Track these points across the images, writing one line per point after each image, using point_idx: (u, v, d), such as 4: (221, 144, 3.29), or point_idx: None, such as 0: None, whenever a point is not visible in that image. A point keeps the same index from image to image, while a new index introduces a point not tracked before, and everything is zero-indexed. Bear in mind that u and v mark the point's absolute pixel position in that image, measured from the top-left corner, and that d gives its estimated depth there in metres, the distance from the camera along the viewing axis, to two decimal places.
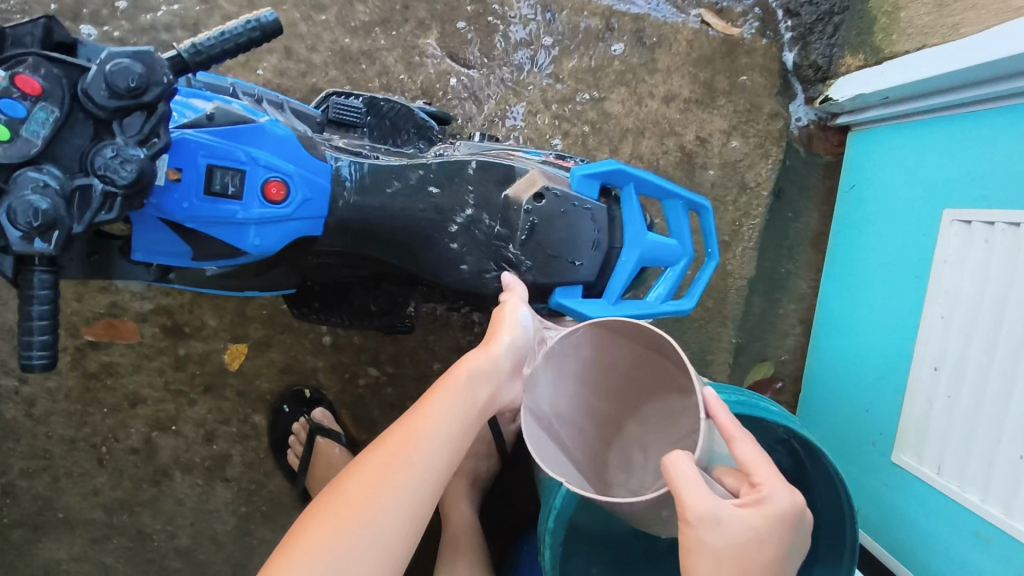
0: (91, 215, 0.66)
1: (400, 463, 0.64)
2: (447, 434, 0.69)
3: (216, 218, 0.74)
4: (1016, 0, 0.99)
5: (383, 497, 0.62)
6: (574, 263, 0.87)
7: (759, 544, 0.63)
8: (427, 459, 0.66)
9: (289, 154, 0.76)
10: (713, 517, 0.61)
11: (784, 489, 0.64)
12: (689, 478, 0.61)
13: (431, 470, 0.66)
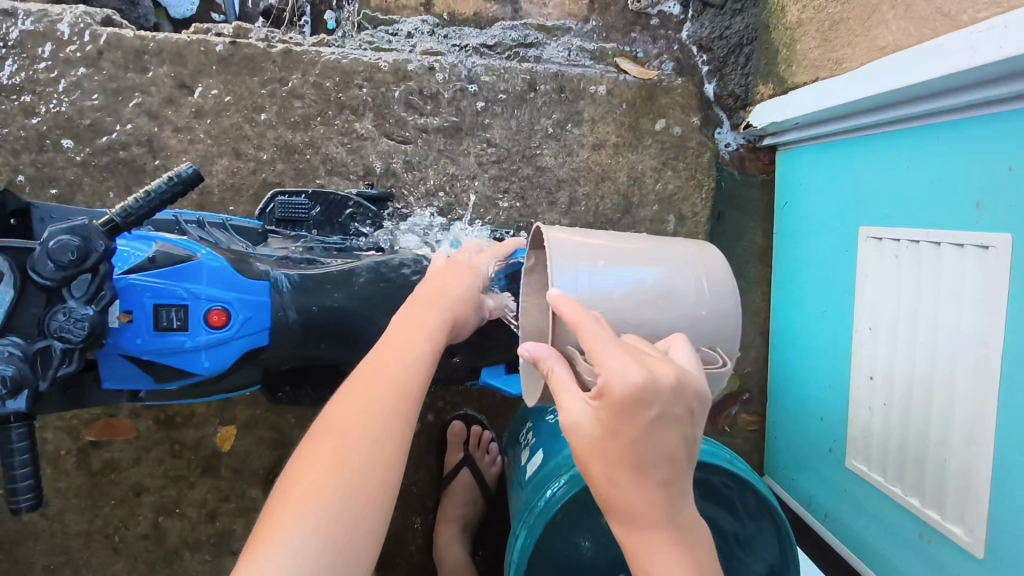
0: (54, 369, 0.75)
1: (374, 390, 0.72)
2: (418, 348, 0.79)
3: (166, 349, 0.83)
4: (880, 40, 1.08)
5: (374, 413, 0.70)
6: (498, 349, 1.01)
7: (614, 434, 0.62)
8: (401, 382, 0.74)
9: (227, 282, 0.85)
10: (568, 417, 0.65)
11: (622, 370, 0.61)
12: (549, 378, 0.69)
13: (410, 374, 0.76)
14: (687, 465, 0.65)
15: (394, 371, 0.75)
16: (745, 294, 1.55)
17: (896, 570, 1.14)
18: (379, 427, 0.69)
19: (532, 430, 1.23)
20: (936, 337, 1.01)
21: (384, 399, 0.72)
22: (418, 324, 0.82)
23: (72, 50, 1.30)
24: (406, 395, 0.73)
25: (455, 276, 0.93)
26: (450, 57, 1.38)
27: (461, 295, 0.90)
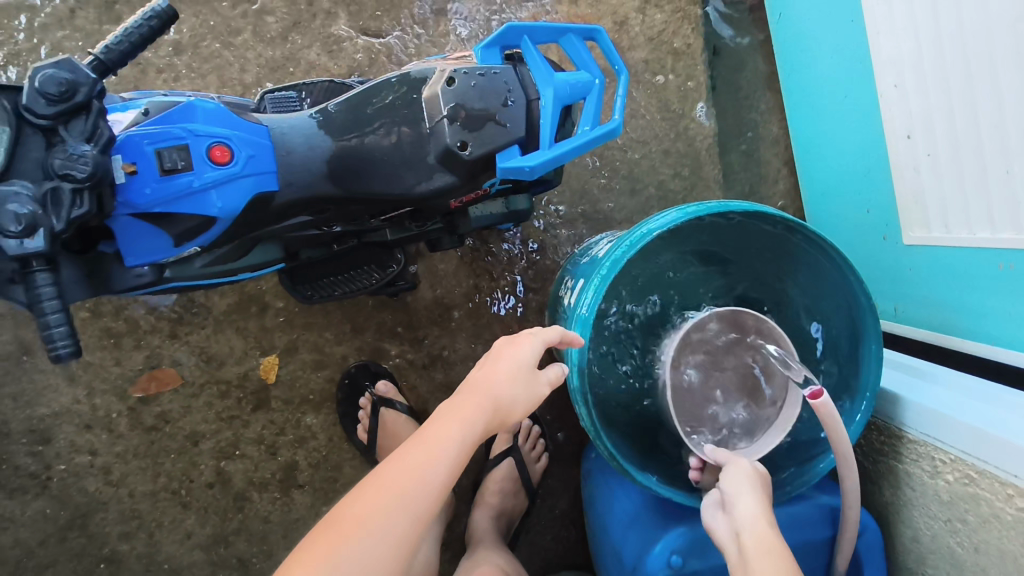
0: (67, 211, 0.73)
1: (387, 494, 0.71)
2: (443, 459, 0.76)
3: (176, 195, 0.81)
4: None
5: (365, 528, 0.69)
6: (506, 127, 0.83)
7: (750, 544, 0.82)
8: (414, 491, 0.72)
9: (222, 120, 0.83)
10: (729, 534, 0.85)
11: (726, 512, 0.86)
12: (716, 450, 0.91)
13: (419, 494, 0.72)
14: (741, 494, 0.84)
15: (408, 485, 0.72)
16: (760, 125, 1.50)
17: (981, 321, 1.05)
18: (376, 525, 0.69)
19: (567, 281, 1.19)
20: (966, 52, 0.96)
21: (395, 513, 0.70)
22: (449, 423, 0.78)
23: (47, 16, 1.33)
24: (424, 484, 0.73)
25: (508, 364, 0.85)
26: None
27: (509, 398, 0.83)
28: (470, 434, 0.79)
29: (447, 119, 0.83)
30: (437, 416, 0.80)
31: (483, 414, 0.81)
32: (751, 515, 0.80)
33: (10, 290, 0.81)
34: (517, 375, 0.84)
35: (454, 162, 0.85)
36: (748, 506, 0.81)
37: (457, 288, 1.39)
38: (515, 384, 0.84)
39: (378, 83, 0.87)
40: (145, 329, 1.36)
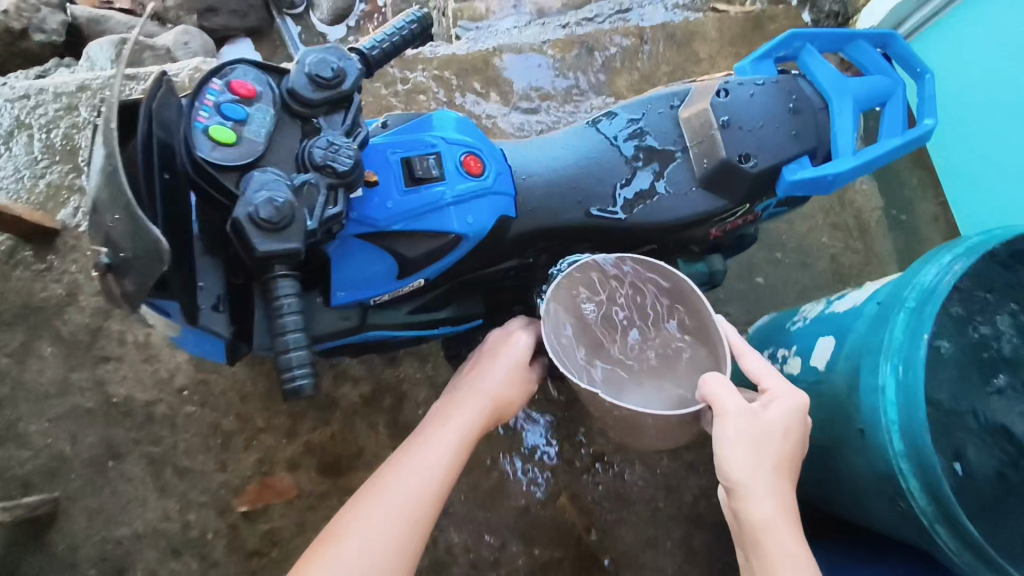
0: (320, 209, 0.58)
1: (394, 490, 0.68)
2: (437, 461, 0.72)
3: (424, 208, 0.67)
4: None
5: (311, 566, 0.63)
6: (795, 135, 0.72)
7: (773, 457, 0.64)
8: (400, 500, 0.68)
9: (468, 129, 0.72)
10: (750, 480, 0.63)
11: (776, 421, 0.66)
12: (712, 389, 0.66)
13: (403, 501, 0.68)
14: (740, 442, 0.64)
15: (406, 473, 0.70)
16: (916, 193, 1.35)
17: None
18: (377, 529, 0.66)
19: (778, 350, 1.02)
20: None
21: (376, 509, 0.67)
22: (451, 422, 0.76)
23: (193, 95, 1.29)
24: (422, 485, 0.70)
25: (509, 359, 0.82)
26: (556, 34, 1.39)
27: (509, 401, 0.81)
28: (470, 434, 0.76)
29: (722, 128, 0.73)
30: (433, 419, 0.77)
31: (477, 406, 0.77)
32: (745, 470, 0.63)
33: (209, 319, 0.62)
34: (504, 377, 0.80)
35: (729, 178, 0.74)
36: (741, 464, 0.63)
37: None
38: (513, 388, 0.82)
39: (619, 105, 0.80)
40: (260, 426, 1.16)
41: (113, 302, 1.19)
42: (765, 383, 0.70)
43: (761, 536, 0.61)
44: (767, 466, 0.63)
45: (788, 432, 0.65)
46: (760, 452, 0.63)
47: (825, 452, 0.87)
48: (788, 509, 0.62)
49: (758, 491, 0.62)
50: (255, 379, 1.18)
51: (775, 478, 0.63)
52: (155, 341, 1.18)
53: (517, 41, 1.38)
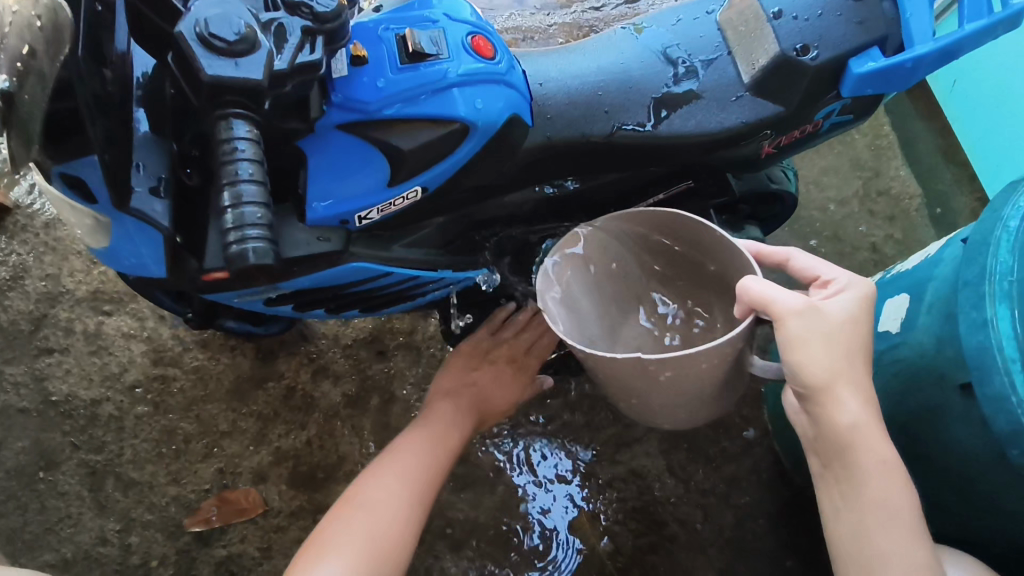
0: (292, 52, 0.46)
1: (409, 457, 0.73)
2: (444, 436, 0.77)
3: (423, 88, 0.55)
4: None
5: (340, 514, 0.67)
6: (860, 24, 0.61)
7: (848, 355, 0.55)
8: (416, 464, 0.73)
9: (475, 16, 0.61)
10: (828, 382, 0.54)
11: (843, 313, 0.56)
12: (762, 290, 0.55)
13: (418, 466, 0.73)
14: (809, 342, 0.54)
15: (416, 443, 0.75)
16: (939, 160, 1.23)
17: None
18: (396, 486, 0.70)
19: None
20: None
21: (396, 468, 0.72)
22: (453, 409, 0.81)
23: None
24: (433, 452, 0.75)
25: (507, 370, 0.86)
26: (562, 17, 1.34)
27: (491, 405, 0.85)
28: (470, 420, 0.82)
29: (774, 20, 0.62)
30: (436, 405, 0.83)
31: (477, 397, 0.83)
32: (825, 372, 0.54)
33: (146, 204, 0.50)
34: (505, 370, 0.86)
35: (785, 78, 0.62)
36: (820, 364, 0.54)
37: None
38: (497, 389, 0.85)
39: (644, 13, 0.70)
40: (223, 430, 0.98)
41: (62, 287, 1.05)
42: (820, 276, 0.60)
43: (849, 445, 0.55)
44: (841, 363, 0.54)
45: (858, 319, 0.56)
46: (837, 346, 0.54)
47: (916, 428, 0.71)
48: (871, 408, 0.55)
49: (840, 389, 0.54)
50: (219, 375, 1.01)
51: (852, 371, 0.55)
52: (106, 332, 1.03)
53: (526, 23, 1.34)
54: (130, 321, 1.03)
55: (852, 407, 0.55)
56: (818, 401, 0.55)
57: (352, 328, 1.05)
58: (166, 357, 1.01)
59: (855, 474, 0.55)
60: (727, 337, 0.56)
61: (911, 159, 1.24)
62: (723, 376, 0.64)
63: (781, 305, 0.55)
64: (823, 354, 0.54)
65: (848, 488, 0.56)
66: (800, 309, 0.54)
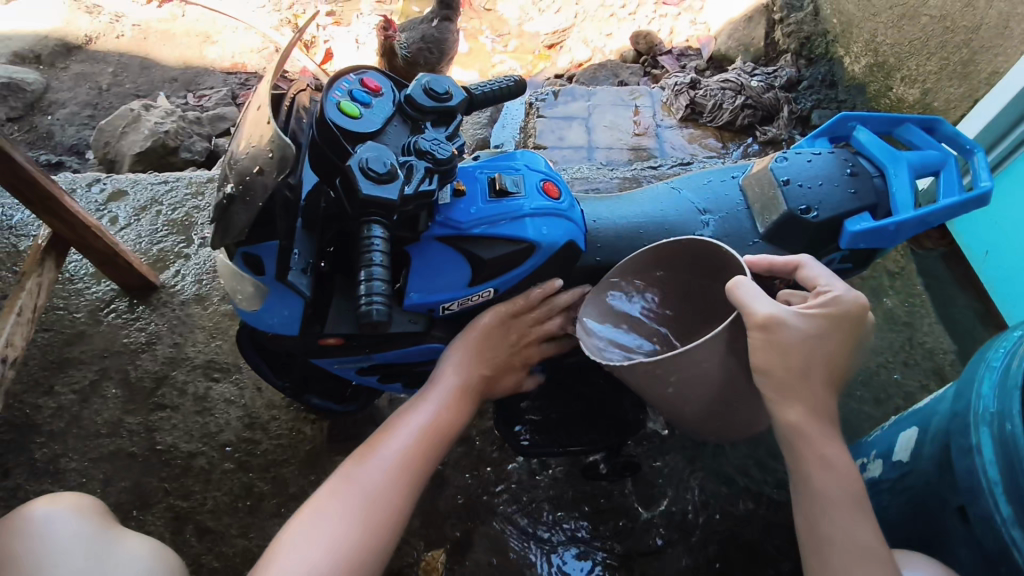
0: (418, 181, 0.66)
1: (361, 471, 0.71)
2: (394, 450, 0.73)
3: (503, 215, 0.74)
4: (1005, 59, 1.26)
5: (289, 531, 0.67)
6: (852, 193, 0.77)
7: (806, 360, 0.65)
8: (365, 479, 0.70)
9: (547, 167, 0.81)
10: (776, 382, 0.66)
11: (811, 322, 0.65)
12: (746, 295, 0.65)
13: (364, 483, 0.70)
14: (773, 350, 0.65)
15: (372, 456, 0.72)
16: (974, 323, 1.30)
17: None
18: (337, 505, 0.68)
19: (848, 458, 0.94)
20: None
21: (343, 486, 0.70)
22: (418, 412, 0.76)
23: None
24: (384, 470, 0.71)
25: (474, 354, 0.77)
26: (624, 172, 1.63)
27: (449, 419, 0.76)
28: (432, 426, 0.75)
29: (783, 185, 0.79)
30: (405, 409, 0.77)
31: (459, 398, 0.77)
32: (773, 373, 0.66)
33: (298, 279, 0.68)
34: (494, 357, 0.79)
35: (792, 229, 0.78)
36: (772, 367, 0.65)
37: (676, 484, 1.03)
38: (453, 404, 0.77)
39: (679, 174, 0.88)
40: (293, 493, 1.10)
41: (184, 354, 1.26)
42: (816, 286, 0.69)
43: (795, 443, 0.66)
44: (798, 369, 0.65)
45: (826, 335, 0.66)
46: (791, 354, 0.64)
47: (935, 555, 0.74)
48: (818, 406, 0.66)
49: (792, 395, 0.66)
50: (297, 444, 1.15)
51: (807, 379, 0.66)
52: (212, 395, 1.21)
53: (593, 174, 1.63)
54: (233, 388, 1.21)
55: (798, 405, 0.66)
56: (772, 399, 0.67)
57: None
58: (256, 423, 1.17)
59: (801, 471, 0.66)
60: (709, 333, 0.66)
61: (948, 317, 1.31)
62: (731, 384, 0.73)
63: (756, 309, 0.64)
64: (778, 360, 0.65)
65: (800, 483, 0.66)
66: (772, 319, 0.63)
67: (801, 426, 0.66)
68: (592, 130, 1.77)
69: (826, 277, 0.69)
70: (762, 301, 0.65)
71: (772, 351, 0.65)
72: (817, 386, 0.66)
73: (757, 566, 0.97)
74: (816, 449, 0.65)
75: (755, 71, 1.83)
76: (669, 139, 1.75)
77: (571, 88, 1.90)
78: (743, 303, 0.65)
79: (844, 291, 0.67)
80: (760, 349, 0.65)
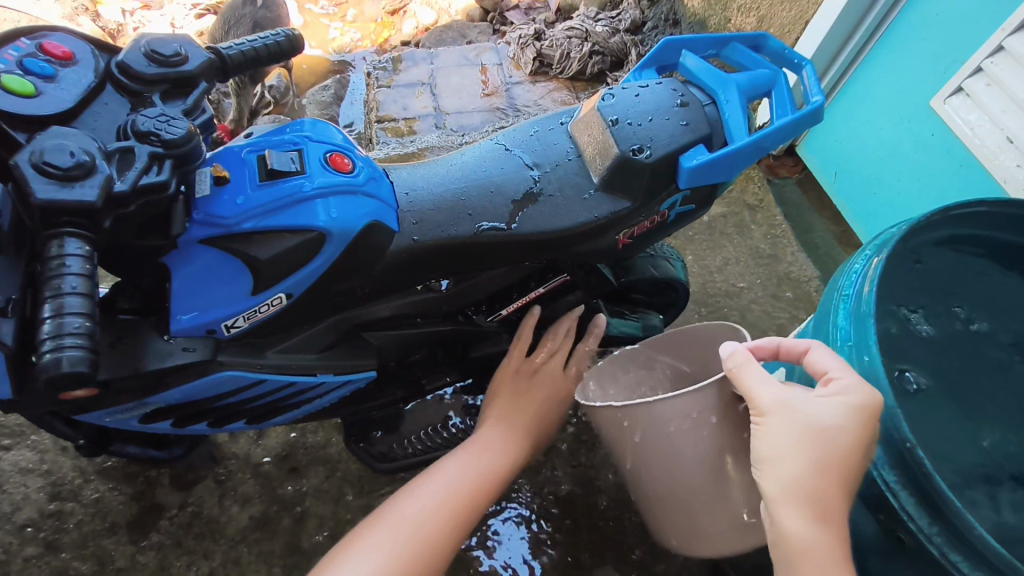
0: (136, 175, 0.49)
1: (403, 508, 0.67)
2: (438, 487, 0.70)
3: (280, 202, 0.59)
4: None
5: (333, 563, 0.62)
6: (686, 126, 0.69)
7: (826, 459, 0.53)
8: (411, 511, 0.67)
9: (339, 137, 0.67)
10: (793, 493, 0.53)
11: (824, 412, 0.54)
12: (749, 378, 0.58)
13: (409, 516, 0.66)
14: (784, 448, 0.54)
15: (418, 493, 0.69)
16: (833, 246, 1.30)
17: None
18: (376, 539, 0.64)
19: None
20: None
21: (390, 521, 0.65)
22: (467, 450, 0.74)
23: None
24: (436, 506, 0.68)
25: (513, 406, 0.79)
26: (475, 135, 1.54)
27: (494, 472, 0.73)
28: (482, 469, 0.73)
29: (612, 125, 0.69)
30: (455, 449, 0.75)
31: (508, 445, 0.77)
32: (791, 483, 0.53)
33: None
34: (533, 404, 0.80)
35: (626, 175, 0.69)
36: (786, 470, 0.54)
37: (556, 463, 0.95)
38: (497, 459, 0.74)
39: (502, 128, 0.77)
40: (119, 566, 0.91)
41: None
42: (827, 374, 0.57)
43: (791, 558, 0.52)
44: (808, 470, 0.53)
45: (844, 428, 0.53)
46: (804, 451, 0.54)
47: None
48: (823, 520, 0.52)
49: (789, 506, 0.53)
50: (121, 506, 0.95)
51: (819, 484, 0.53)
52: (4, 468, 0.98)
53: (441, 142, 1.53)
54: (31, 454, 0.99)
55: (805, 525, 0.52)
56: (773, 499, 0.54)
57: (264, 445, 1.01)
58: (65, 491, 0.96)
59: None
60: (696, 388, 0.61)
61: (808, 244, 1.31)
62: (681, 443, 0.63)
63: (760, 396, 0.57)
64: (791, 465, 0.54)
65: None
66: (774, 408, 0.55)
67: (810, 544, 0.52)
68: (439, 94, 1.64)
69: (836, 365, 0.57)
70: (765, 385, 0.57)
71: (784, 449, 0.54)
72: (835, 485, 0.53)
73: (656, 537, 0.89)
74: (810, 561, 0.51)
75: (600, 16, 1.75)
76: (521, 96, 1.64)
77: (412, 53, 1.74)
78: (746, 385, 0.58)
79: (856, 381, 0.55)
80: (769, 451, 0.55)
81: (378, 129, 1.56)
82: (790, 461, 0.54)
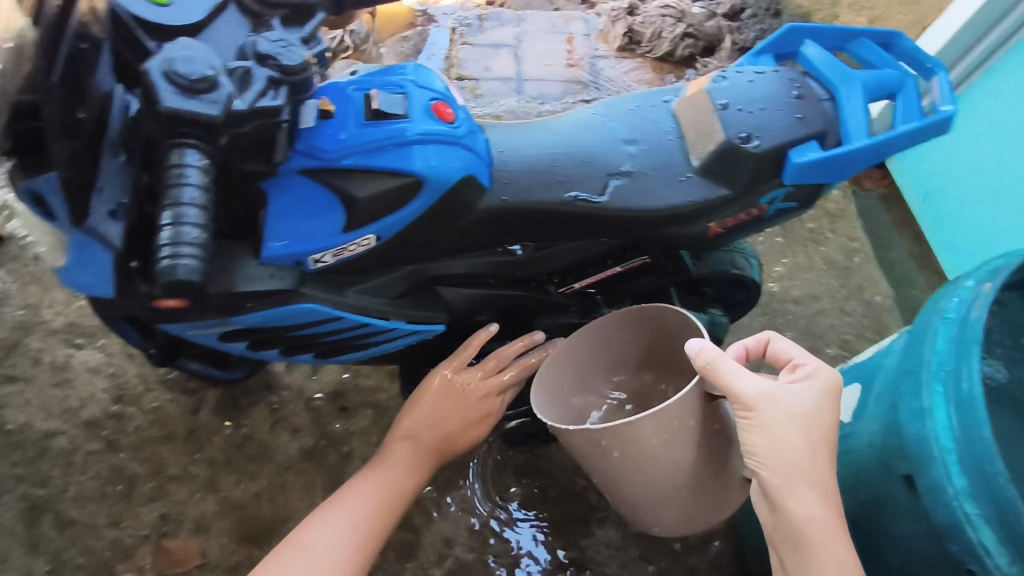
0: (254, 96, 0.50)
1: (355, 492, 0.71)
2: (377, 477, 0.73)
3: (382, 142, 0.59)
4: None
5: (295, 544, 0.67)
6: (802, 120, 0.66)
7: (816, 442, 0.59)
8: (356, 501, 0.71)
9: (441, 85, 0.66)
10: (796, 477, 0.58)
11: (803, 397, 0.60)
12: (728, 374, 0.59)
13: (353, 503, 0.71)
14: (779, 437, 0.58)
15: (366, 475, 0.73)
16: (911, 267, 1.25)
17: None
18: (330, 521, 0.69)
19: None
20: None
21: (334, 507, 0.70)
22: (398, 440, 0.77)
23: None
24: (386, 488, 0.73)
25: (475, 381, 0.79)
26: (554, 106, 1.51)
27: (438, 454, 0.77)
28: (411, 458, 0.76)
29: (722, 110, 0.67)
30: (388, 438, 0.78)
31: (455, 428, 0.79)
32: (791, 467, 0.58)
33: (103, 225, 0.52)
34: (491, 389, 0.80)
35: (730, 162, 0.67)
36: (785, 454, 0.58)
37: None
38: (447, 437, 0.78)
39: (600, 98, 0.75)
40: (172, 474, 0.95)
41: (38, 317, 1.07)
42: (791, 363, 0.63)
43: (806, 540, 0.57)
44: (803, 452, 0.58)
45: (821, 408, 0.60)
46: (798, 436, 0.58)
47: (867, 521, 0.67)
48: (825, 495, 0.58)
49: (797, 490, 0.58)
50: (178, 418, 0.99)
51: (813, 466, 0.58)
52: (74, 365, 1.03)
53: (521, 107, 1.51)
54: (100, 356, 1.04)
55: (811, 504, 0.58)
56: (777, 489, 0.58)
57: (317, 381, 1.03)
58: (128, 395, 1.01)
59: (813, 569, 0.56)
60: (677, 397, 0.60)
61: (886, 261, 1.26)
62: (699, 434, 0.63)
63: (743, 394, 0.59)
64: (790, 451, 0.58)
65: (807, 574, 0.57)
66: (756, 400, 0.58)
67: (819, 522, 0.57)
68: (522, 59, 1.61)
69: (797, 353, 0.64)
70: (746, 379, 0.60)
71: (778, 436, 0.58)
72: (826, 464, 0.59)
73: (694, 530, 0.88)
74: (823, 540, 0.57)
75: None
76: (605, 71, 1.60)
77: (499, 13, 1.71)
78: (725, 385, 0.59)
79: (822, 365, 0.62)
80: (759, 444, 0.59)
81: (457, 87, 1.55)
82: (784, 449, 0.58)
